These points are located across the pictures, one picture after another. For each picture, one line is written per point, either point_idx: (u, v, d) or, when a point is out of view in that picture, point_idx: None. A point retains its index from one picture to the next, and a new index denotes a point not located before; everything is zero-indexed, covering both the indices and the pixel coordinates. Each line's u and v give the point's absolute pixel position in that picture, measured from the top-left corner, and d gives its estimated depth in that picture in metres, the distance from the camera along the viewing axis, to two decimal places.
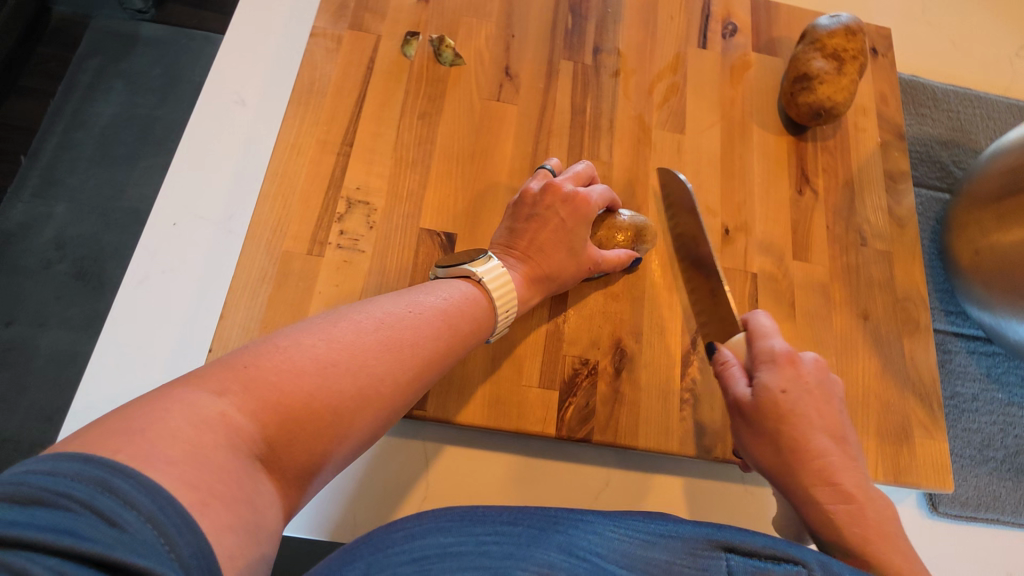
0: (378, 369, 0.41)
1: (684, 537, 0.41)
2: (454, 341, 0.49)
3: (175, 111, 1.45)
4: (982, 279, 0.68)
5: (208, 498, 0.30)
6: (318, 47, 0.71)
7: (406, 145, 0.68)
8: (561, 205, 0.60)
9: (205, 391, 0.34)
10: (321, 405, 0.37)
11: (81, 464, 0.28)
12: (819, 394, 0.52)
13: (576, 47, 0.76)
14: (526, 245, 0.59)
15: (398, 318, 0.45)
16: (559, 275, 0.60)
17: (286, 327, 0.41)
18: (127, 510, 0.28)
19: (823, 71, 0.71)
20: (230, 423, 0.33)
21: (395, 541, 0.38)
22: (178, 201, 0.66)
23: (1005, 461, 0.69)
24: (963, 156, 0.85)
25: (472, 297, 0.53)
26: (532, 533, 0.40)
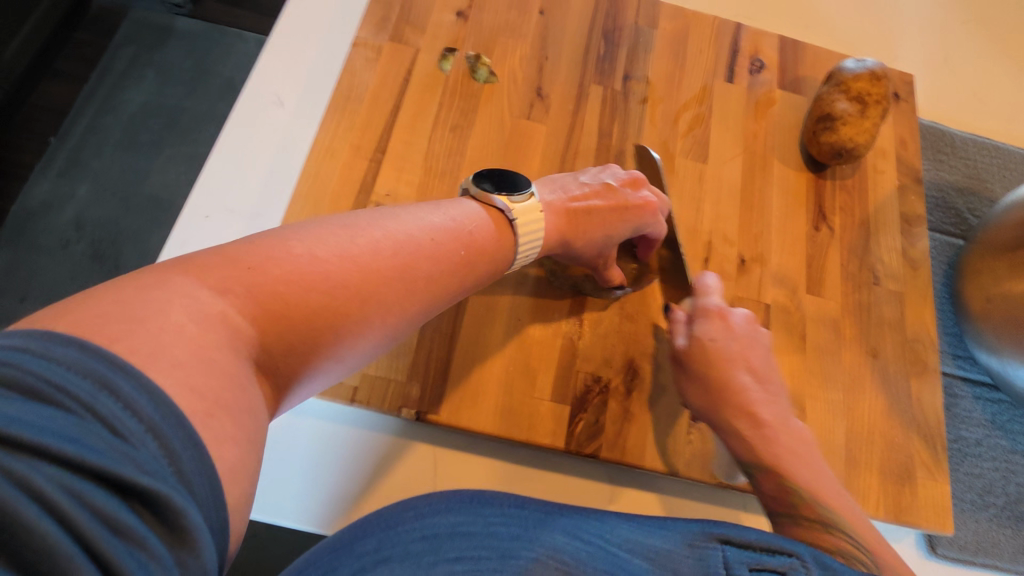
0: (387, 296, 0.42)
1: (683, 530, 0.41)
2: (468, 276, 0.48)
3: (203, 103, 1.49)
4: (992, 326, 0.70)
5: (212, 410, 0.31)
6: (359, 56, 0.73)
7: (437, 156, 0.70)
8: (630, 192, 0.62)
9: (206, 286, 0.35)
10: (324, 321, 0.38)
11: (78, 353, 0.28)
12: (745, 342, 0.59)
13: (607, 72, 0.78)
14: (580, 207, 0.59)
15: (418, 245, 0.45)
16: (583, 246, 0.59)
17: (303, 231, 0.41)
18: (129, 417, 0.27)
19: (846, 112, 0.73)
20: (231, 322, 0.34)
21: (405, 520, 0.39)
22: (213, 195, 0.69)
23: (1005, 508, 0.70)
24: (978, 205, 0.86)
25: (485, 224, 0.51)
26: (539, 516, 0.41)
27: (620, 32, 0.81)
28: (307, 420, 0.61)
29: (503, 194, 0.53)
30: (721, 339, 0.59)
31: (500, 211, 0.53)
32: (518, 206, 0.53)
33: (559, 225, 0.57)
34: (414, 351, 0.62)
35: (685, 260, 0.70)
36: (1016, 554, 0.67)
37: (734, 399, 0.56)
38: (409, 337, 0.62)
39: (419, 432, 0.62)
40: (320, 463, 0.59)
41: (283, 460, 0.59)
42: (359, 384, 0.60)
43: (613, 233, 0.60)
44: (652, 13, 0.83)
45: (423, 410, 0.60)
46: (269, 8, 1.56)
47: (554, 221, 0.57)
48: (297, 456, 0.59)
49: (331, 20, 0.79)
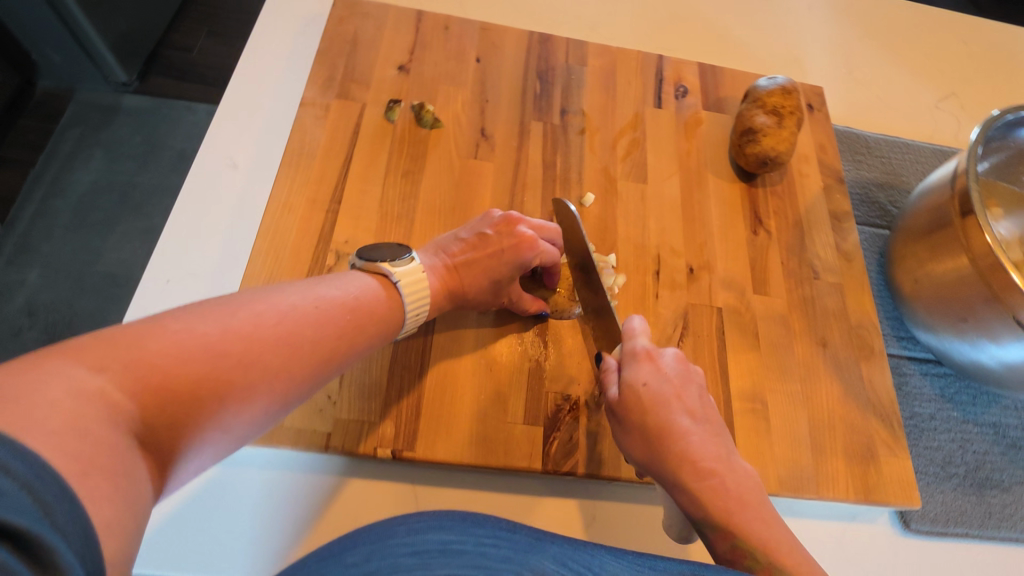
0: (273, 362, 0.43)
1: (672, 571, 0.41)
2: (358, 337, 0.50)
3: (156, 176, 1.50)
4: (923, 304, 0.75)
5: (89, 469, 0.30)
6: (308, 115, 0.76)
7: (391, 201, 0.73)
8: (509, 239, 0.63)
9: (82, 366, 0.34)
10: (206, 391, 0.38)
11: None
12: (678, 381, 0.59)
13: (545, 109, 0.83)
14: (458, 262, 0.62)
15: (302, 313, 0.46)
16: (471, 296, 0.63)
17: (220, 297, 0.42)
18: (1, 475, 0.27)
19: (765, 125, 0.80)
20: (108, 398, 0.33)
21: (397, 532, 0.38)
22: (172, 261, 0.69)
23: (967, 476, 0.73)
24: (898, 197, 0.94)
25: (374, 291, 0.54)
26: (529, 540, 0.42)
27: (553, 72, 0.87)
28: (286, 475, 0.61)
29: (382, 259, 0.56)
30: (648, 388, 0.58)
31: (381, 275, 0.56)
32: (398, 267, 0.56)
33: (443, 287, 0.60)
34: (385, 392, 0.63)
35: (636, 275, 0.74)
36: (984, 519, 0.71)
37: (676, 445, 0.55)
38: (379, 378, 0.63)
39: (397, 471, 0.62)
40: (291, 514, 0.59)
41: (263, 517, 0.59)
42: (334, 430, 0.61)
43: (495, 283, 0.63)
44: (580, 52, 0.89)
45: (399, 449, 0.60)
46: (216, 78, 1.61)
47: (436, 283, 0.60)
48: (277, 511, 0.59)
49: (278, 84, 0.83)
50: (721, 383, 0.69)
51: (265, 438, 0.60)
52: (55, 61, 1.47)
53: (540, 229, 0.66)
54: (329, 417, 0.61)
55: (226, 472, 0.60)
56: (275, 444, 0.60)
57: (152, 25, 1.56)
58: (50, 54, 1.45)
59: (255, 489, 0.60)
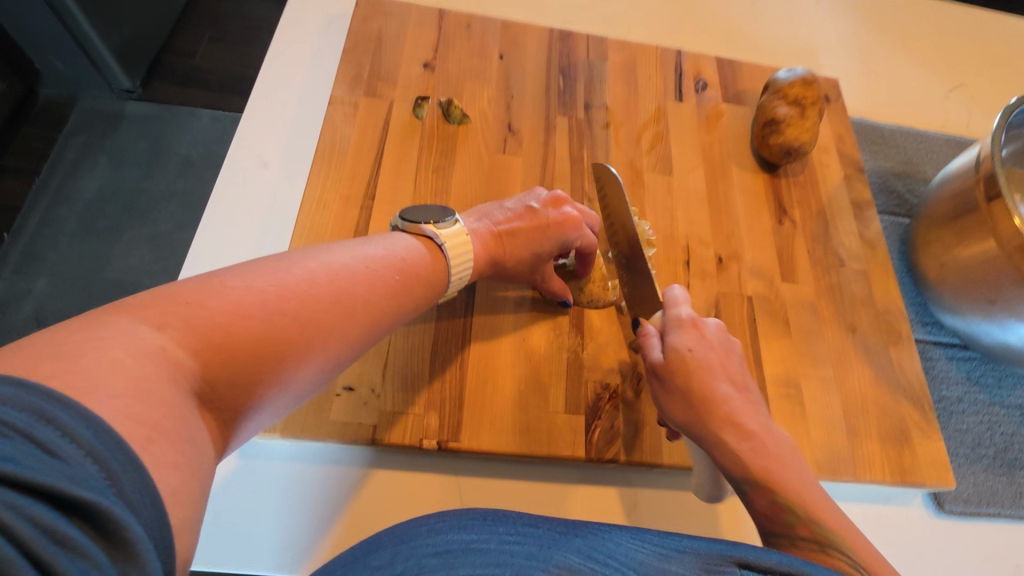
0: (327, 322, 0.43)
1: (699, 552, 0.42)
2: (404, 299, 0.50)
3: (161, 182, 1.50)
4: (949, 289, 0.76)
5: (152, 436, 0.31)
6: (337, 113, 0.77)
7: (424, 197, 0.73)
8: (556, 213, 0.64)
9: (144, 323, 0.34)
10: (266, 346, 0.39)
11: (13, 391, 0.27)
12: (723, 351, 0.57)
13: (569, 104, 0.84)
14: (503, 228, 0.61)
15: (353, 271, 0.46)
16: (512, 264, 0.62)
17: (266, 275, 0.41)
18: (68, 442, 0.27)
19: (788, 116, 0.81)
20: (171, 356, 0.34)
21: (420, 534, 0.43)
22: (208, 259, 0.70)
23: (997, 457, 0.74)
24: (915, 185, 0.95)
25: (420, 252, 0.54)
26: (552, 535, 0.45)
27: (575, 67, 0.88)
28: (328, 469, 0.61)
29: (428, 222, 0.55)
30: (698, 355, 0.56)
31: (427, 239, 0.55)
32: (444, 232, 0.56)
33: (487, 251, 0.60)
34: (428, 385, 0.63)
35: (666, 266, 0.75)
36: (1016, 499, 0.72)
37: (719, 409, 0.54)
38: (421, 370, 0.64)
39: (440, 462, 0.63)
40: (324, 510, 0.60)
41: (296, 513, 0.59)
42: (379, 422, 0.61)
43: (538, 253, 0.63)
44: (601, 48, 0.90)
45: (444, 439, 0.61)
46: (225, 83, 1.61)
47: (481, 246, 0.59)
48: (310, 506, 0.60)
49: (304, 84, 0.83)
50: (755, 370, 0.70)
51: (311, 431, 0.60)
52: (59, 69, 1.47)
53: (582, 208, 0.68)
54: (374, 410, 0.61)
55: (265, 467, 0.61)
56: (319, 437, 0.60)
57: (159, 31, 1.56)
58: (54, 62, 1.45)
59: (298, 483, 0.60)
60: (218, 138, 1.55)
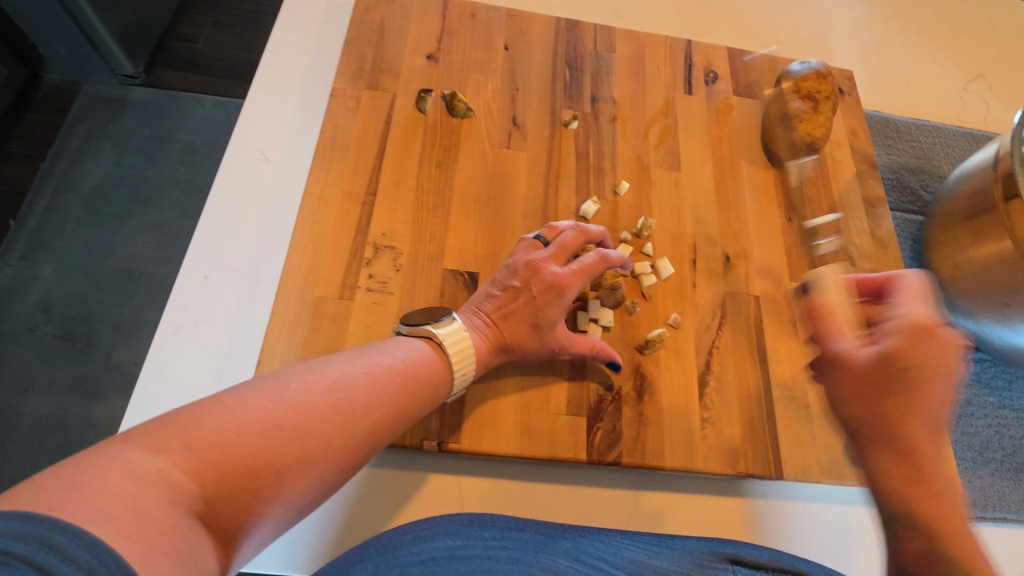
0: (325, 434, 0.44)
1: (692, 552, 0.52)
2: (406, 401, 0.52)
3: (165, 169, 1.49)
4: (962, 290, 0.75)
5: (147, 551, 0.30)
6: (339, 106, 0.76)
7: (426, 193, 0.72)
8: (535, 283, 0.63)
9: (144, 449, 0.35)
10: (269, 465, 0.40)
11: (18, 521, 0.28)
12: None
13: (575, 97, 0.82)
14: (495, 315, 0.61)
15: (352, 379, 0.49)
16: (520, 347, 0.61)
17: (271, 389, 0.44)
18: (67, 565, 0.28)
19: (800, 111, 0.79)
20: (168, 479, 0.35)
21: (404, 543, 0.49)
22: (208, 255, 0.69)
23: (1003, 461, 0.74)
24: (930, 181, 0.93)
25: (424, 354, 0.57)
26: (538, 539, 0.52)
27: (582, 58, 0.86)
28: None
29: (426, 323, 0.59)
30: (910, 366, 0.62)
31: (426, 338, 0.59)
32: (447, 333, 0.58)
33: (487, 345, 0.60)
34: None
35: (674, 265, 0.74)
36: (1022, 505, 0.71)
37: None
38: None
39: (440, 464, 0.63)
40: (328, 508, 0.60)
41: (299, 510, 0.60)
42: None
43: (541, 330, 0.62)
44: (609, 39, 0.88)
45: (444, 441, 0.61)
46: (228, 69, 1.59)
47: (481, 342, 0.60)
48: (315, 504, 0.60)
49: (305, 76, 0.82)
50: (761, 371, 0.69)
51: None
52: (61, 55, 1.45)
53: (552, 251, 0.65)
54: None
55: None
56: None
57: (160, 15, 1.53)
58: (55, 48, 1.43)
59: None
60: (219, 126, 1.53)
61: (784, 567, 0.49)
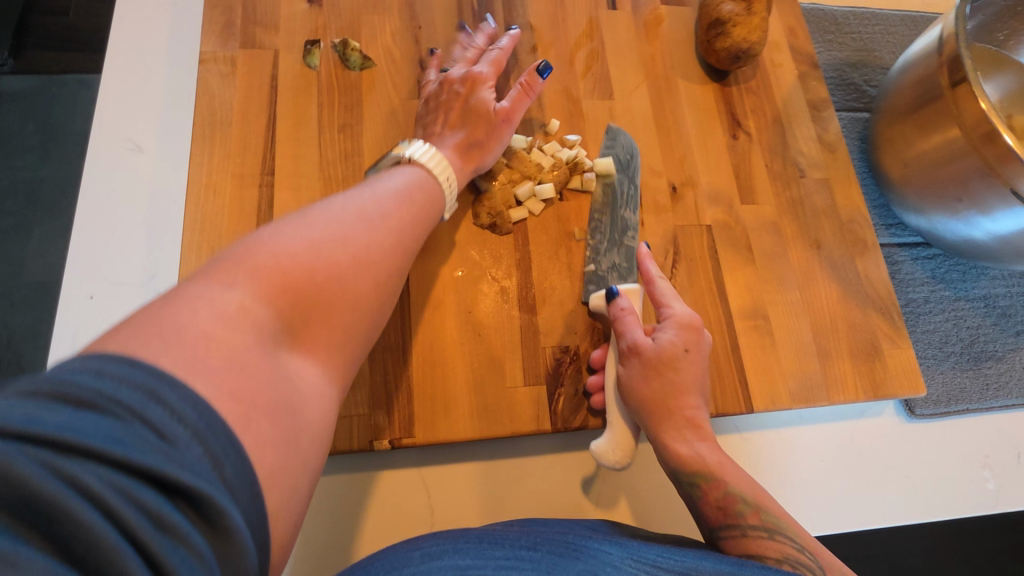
0: (362, 240, 0.42)
1: (708, 574, 0.42)
2: (414, 209, 0.50)
3: (64, 166, 1.12)
4: (913, 189, 0.72)
5: (250, 414, 0.29)
6: (211, 74, 0.64)
7: (332, 163, 0.63)
8: (460, 85, 0.64)
9: (215, 283, 0.33)
10: (325, 274, 0.38)
11: (124, 367, 0.26)
12: (651, 364, 0.55)
13: (487, 28, 0.72)
14: (443, 126, 0.62)
15: (356, 198, 0.46)
16: (482, 141, 0.62)
17: (281, 223, 0.40)
18: (176, 422, 0.25)
19: (733, 13, 0.71)
20: (251, 311, 0.33)
21: (414, 558, 0.43)
22: (91, 271, 0.60)
23: (963, 352, 0.74)
24: (872, 75, 0.88)
25: (416, 178, 0.54)
26: (553, 559, 0.43)
27: None
28: None
29: (388, 154, 0.57)
30: (715, 459, 0.53)
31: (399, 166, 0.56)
32: (412, 153, 0.56)
33: (458, 155, 0.60)
34: (368, 379, 0.57)
35: None
36: (982, 392, 0.73)
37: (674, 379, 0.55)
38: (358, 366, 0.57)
39: (405, 459, 0.59)
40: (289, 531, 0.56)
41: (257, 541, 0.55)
42: None
43: (491, 116, 0.62)
44: None
45: (397, 438, 0.56)
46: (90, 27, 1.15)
47: (452, 155, 0.60)
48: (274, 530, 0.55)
49: (169, 43, 0.69)
50: (721, 304, 0.66)
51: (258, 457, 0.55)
52: None
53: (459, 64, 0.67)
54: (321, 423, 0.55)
55: None
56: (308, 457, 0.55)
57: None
58: None
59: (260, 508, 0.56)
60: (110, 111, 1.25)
61: None
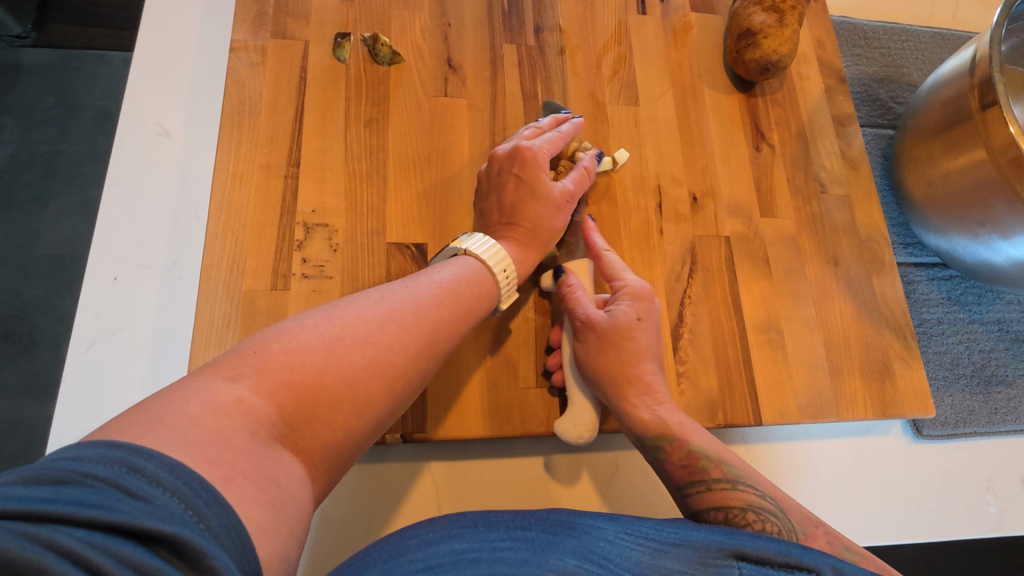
0: (381, 340, 0.41)
1: (696, 545, 0.43)
2: (455, 308, 0.48)
3: (84, 140, 1.12)
4: (935, 210, 0.72)
5: (231, 475, 0.30)
6: (241, 62, 0.65)
7: (357, 157, 0.63)
8: (512, 164, 0.60)
9: (219, 377, 0.34)
10: (334, 381, 0.38)
11: (105, 449, 0.27)
12: (610, 334, 0.56)
13: (517, 28, 0.72)
14: (499, 212, 0.59)
15: (397, 294, 0.45)
16: (538, 224, 0.59)
17: (310, 312, 0.41)
18: (154, 486, 0.26)
19: (765, 25, 0.71)
20: (248, 407, 0.33)
21: (409, 548, 0.42)
22: (116, 253, 0.60)
23: (974, 376, 0.75)
24: (899, 91, 0.87)
25: (470, 272, 0.53)
26: (546, 538, 0.43)
27: None
28: None
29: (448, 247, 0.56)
30: (676, 422, 0.55)
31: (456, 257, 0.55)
32: (469, 245, 0.55)
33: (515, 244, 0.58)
34: None
35: (639, 212, 0.68)
36: (991, 416, 0.73)
37: (629, 348, 0.56)
38: None
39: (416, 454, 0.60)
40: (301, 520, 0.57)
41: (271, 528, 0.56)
42: None
43: (547, 200, 0.59)
44: None
45: (409, 432, 0.56)
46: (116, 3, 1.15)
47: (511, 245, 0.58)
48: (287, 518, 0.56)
49: (200, 29, 0.70)
50: (735, 316, 0.66)
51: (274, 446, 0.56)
52: None
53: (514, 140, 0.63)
54: None
55: None
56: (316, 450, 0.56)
57: None
58: None
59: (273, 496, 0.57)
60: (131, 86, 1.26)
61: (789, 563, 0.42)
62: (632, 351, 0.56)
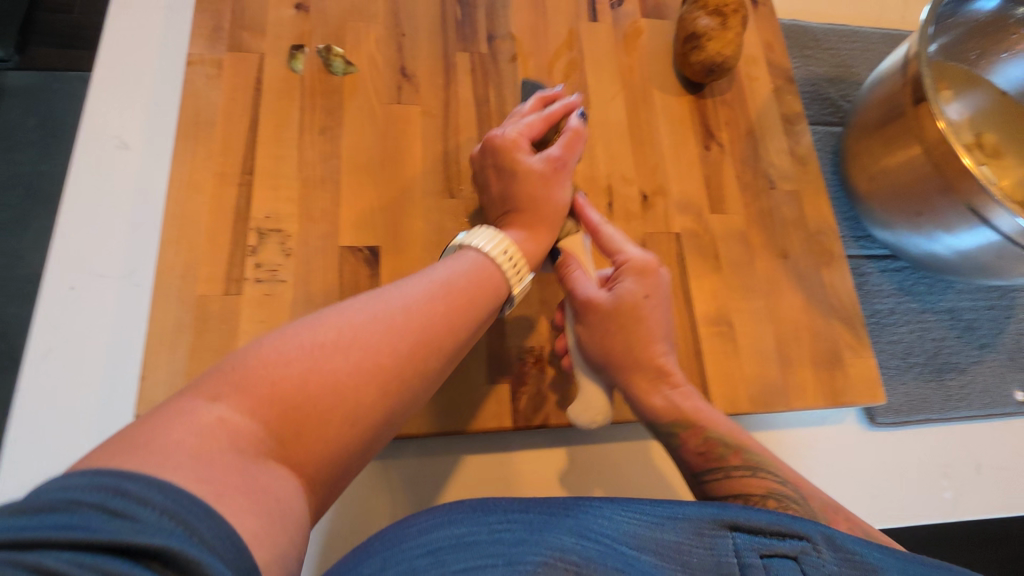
0: (374, 343, 0.38)
1: (691, 518, 0.43)
2: (457, 305, 0.45)
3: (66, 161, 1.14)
4: (879, 203, 0.74)
5: (221, 488, 0.28)
6: (198, 75, 0.67)
7: (311, 164, 0.65)
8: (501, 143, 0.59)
9: (198, 398, 0.32)
10: (324, 389, 0.35)
11: (84, 477, 0.26)
12: (618, 316, 0.56)
13: (470, 37, 0.75)
14: (506, 192, 0.59)
15: (392, 294, 0.42)
16: (546, 197, 0.58)
17: (297, 320, 0.39)
18: (142, 504, 0.26)
19: (708, 29, 0.73)
20: (229, 425, 0.31)
21: (409, 536, 0.41)
22: (73, 262, 0.62)
23: (926, 363, 0.76)
24: (848, 90, 0.90)
25: (464, 269, 0.49)
26: (544, 518, 0.43)
27: None
28: None
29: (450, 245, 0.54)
30: (690, 408, 0.56)
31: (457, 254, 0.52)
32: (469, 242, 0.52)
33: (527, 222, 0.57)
34: None
35: None
36: (944, 403, 0.74)
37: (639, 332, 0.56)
38: None
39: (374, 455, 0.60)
40: None
41: None
42: None
43: (540, 169, 0.58)
44: None
45: None
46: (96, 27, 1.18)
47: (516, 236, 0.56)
48: None
49: (160, 45, 0.71)
50: (685, 310, 0.68)
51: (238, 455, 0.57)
52: None
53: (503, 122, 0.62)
54: None
55: None
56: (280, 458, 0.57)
57: None
58: None
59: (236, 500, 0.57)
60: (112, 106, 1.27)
61: (784, 531, 0.42)
62: (642, 334, 0.56)
